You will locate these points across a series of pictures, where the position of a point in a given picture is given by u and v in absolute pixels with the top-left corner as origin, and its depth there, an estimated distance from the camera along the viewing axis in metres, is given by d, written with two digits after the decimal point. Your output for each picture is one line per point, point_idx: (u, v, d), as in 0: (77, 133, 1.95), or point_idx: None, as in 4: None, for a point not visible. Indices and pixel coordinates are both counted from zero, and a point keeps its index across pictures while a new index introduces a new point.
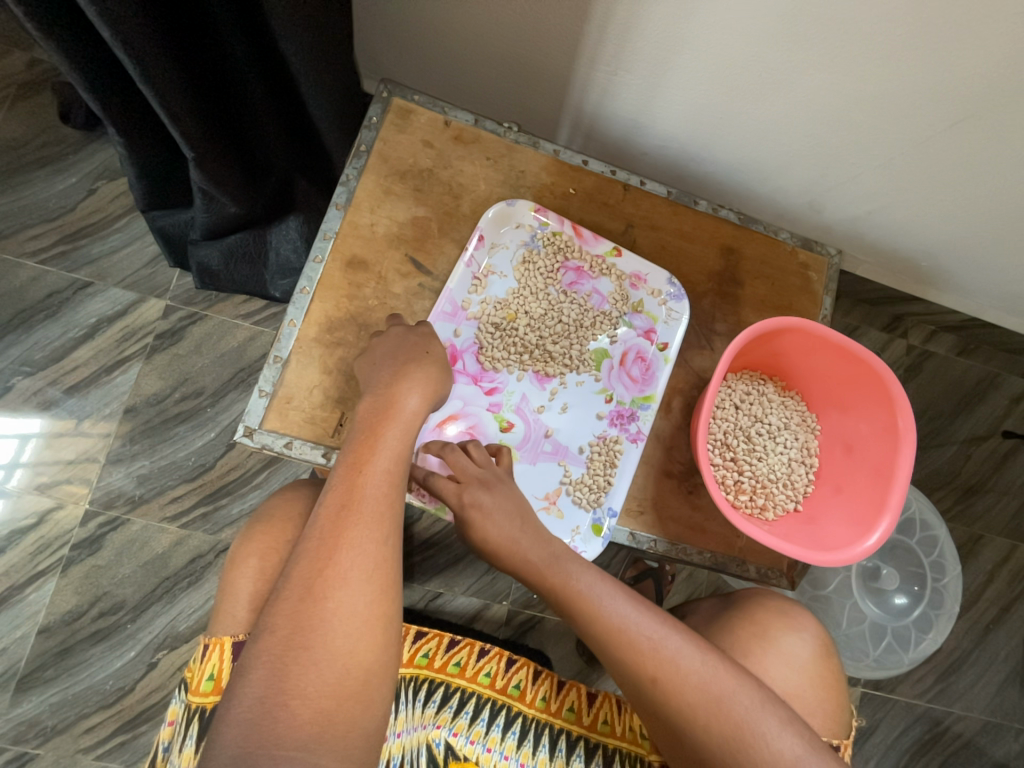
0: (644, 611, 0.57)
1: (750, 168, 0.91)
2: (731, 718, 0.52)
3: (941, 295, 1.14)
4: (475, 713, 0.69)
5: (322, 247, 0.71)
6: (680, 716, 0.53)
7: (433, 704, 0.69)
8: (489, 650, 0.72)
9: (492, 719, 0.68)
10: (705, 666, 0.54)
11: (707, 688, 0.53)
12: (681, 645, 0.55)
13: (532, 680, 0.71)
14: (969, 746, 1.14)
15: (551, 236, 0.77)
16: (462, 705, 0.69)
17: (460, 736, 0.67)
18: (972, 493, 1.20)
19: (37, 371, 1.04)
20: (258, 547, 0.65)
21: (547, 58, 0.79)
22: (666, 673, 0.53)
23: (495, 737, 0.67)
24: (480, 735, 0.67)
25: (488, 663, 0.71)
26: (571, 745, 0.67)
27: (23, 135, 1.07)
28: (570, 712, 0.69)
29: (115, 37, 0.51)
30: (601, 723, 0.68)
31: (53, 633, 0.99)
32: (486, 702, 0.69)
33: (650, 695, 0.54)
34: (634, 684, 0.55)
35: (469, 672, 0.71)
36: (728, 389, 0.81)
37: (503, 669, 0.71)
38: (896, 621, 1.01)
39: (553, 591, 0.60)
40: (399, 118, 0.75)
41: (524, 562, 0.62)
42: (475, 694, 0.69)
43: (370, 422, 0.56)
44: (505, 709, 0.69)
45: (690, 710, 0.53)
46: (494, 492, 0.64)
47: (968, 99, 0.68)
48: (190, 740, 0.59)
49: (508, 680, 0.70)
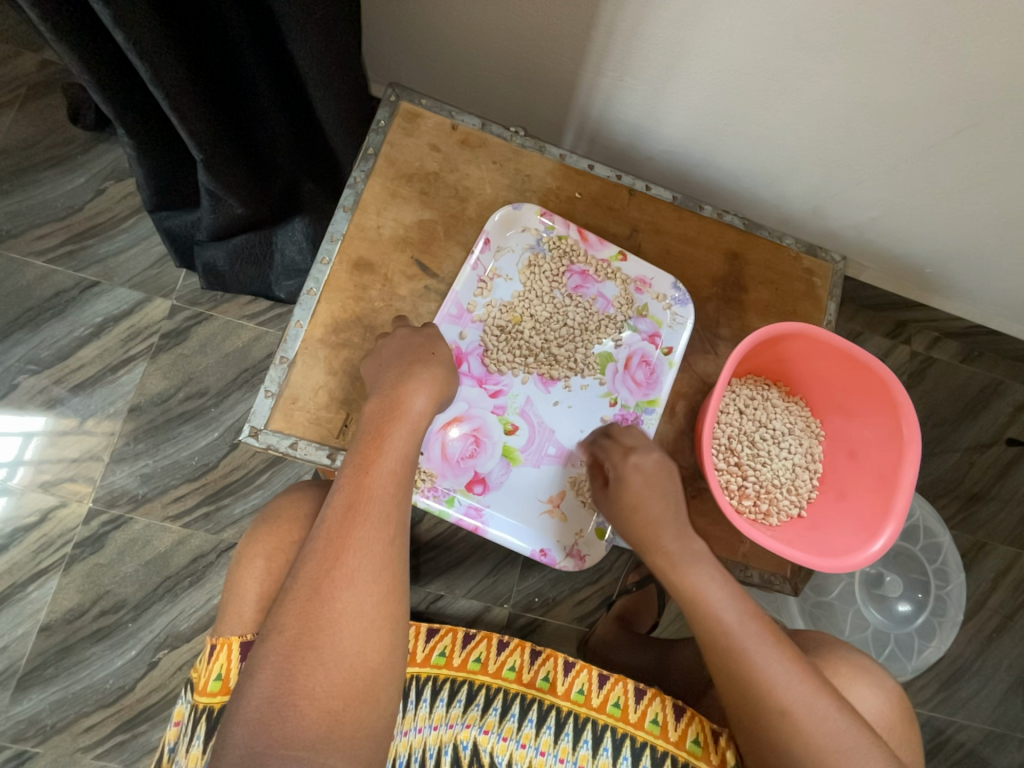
0: (778, 646, 0.57)
1: (754, 174, 0.91)
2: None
3: (944, 302, 1.15)
4: (505, 710, 0.68)
5: (329, 249, 0.71)
6: (799, 757, 0.52)
7: (458, 703, 0.69)
8: (510, 643, 0.72)
9: (524, 714, 0.67)
10: (842, 717, 0.53)
11: (839, 740, 0.52)
12: (812, 690, 0.54)
13: (563, 672, 0.69)
14: (972, 756, 1.13)
15: (557, 239, 0.77)
16: (491, 702, 0.69)
17: (492, 733, 0.67)
18: (976, 501, 1.20)
19: (42, 369, 1.04)
20: (264, 547, 0.65)
21: (553, 63, 0.79)
22: (798, 712, 0.53)
23: (530, 733, 0.66)
24: (513, 731, 0.67)
25: (511, 656, 0.71)
26: (616, 745, 0.65)
27: (32, 135, 1.08)
28: (614, 708, 0.67)
29: (128, 41, 0.52)
30: (648, 722, 0.66)
31: (54, 632, 0.99)
32: (516, 696, 0.68)
33: (773, 729, 0.53)
34: (758, 715, 0.54)
35: (492, 668, 0.70)
36: (733, 393, 0.81)
37: (529, 662, 0.71)
38: (899, 628, 1.01)
39: (683, 594, 0.62)
40: (406, 122, 0.75)
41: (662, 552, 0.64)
42: (503, 690, 0.69)
43: (376, 423, 0.56)
44: (538, 704, 0.68)
45: (813, 755, 0.52)
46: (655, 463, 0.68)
47: (971, 108, 0.69)
48: (197, 741, 0.58)
49: (536, 674, 0.70)
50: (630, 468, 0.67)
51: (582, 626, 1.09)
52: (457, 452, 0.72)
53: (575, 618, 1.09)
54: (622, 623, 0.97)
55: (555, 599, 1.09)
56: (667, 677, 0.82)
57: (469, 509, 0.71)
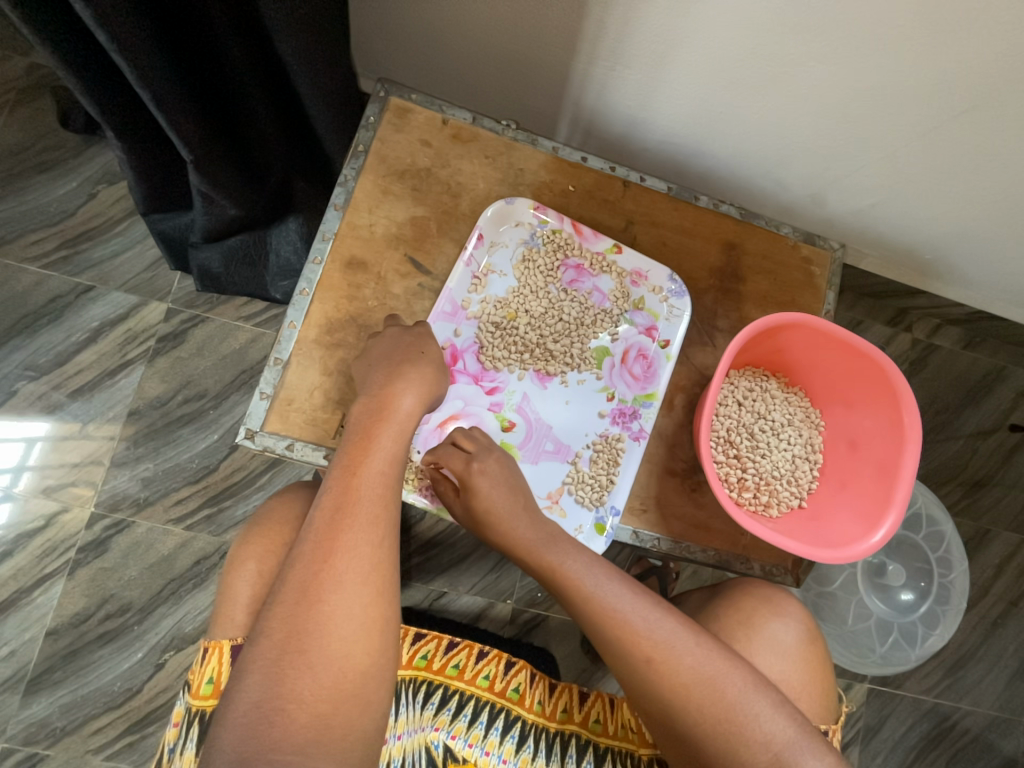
0: (638, 598, 0.58)
1: (750, 163, 0.90)
2: (728, 709, 0.52)
3: (945, 287, 1.14)
4: (474, 716, 0.68)
5: (321, 249, 0.70)
6: (676, 702, 0.54)
7: (432, 706, 0.68)
8: (488, 652, 0.72)
9: (491, 723, 0.68)
10: (702, 652, 0.55)
11: (706, 673, 0.54)
12: (675, 629, 0.56)
13: (530, 683, 0.70)
14: (977, 741, 1.13)
15: (551, 234, 0.76)
16: (461, 708, 0.68)
17: (459, 739, 0.67)
18: (979, 488, 1.20)
19: (41, 375, 1.04)
20: (255, 550, 0.65)
21: (546, 55, 0.79)
22: (661, 657, 0.54)
23: (494, 741, 0.67)
24: (479, 738, 0.67)
25: (486, 666, 0.71)
26: (566, 746, 0.67)
27: (23, 140, 1.07)
28: (563, 713, 0.69)
29: (110, 41, 0.51)
30: (592, 722, 0.69)
31: (61, 636, 0.99)
32: (485, 704, 0.68)
33: (648, 681, 0.55)
34: (632, 670, 0.55)
35: (468, 674, 0.70)
36: (731, 385, 0.80)
37: (502, 672, 0.70)
38: (902, 617, 1.01)
39: (544, 570, 0.61)
40: (396, 118, 0.74)
41: (520, 541, 0.63)
42: (474, 696, 0.69)
43: (365, 425, 0.56)
44: (504, 713, 0.68)
45: (692, 701, 0.53)
46: (498, 463, 0.66)
47: (973, 90, 0.67)
48: (191, 743, 0.59)
49: (507, 684, 0.70)
50: (474, 475, 0.64)
51: None
52: None
53: None
54: None
55: None
56: None
57: None
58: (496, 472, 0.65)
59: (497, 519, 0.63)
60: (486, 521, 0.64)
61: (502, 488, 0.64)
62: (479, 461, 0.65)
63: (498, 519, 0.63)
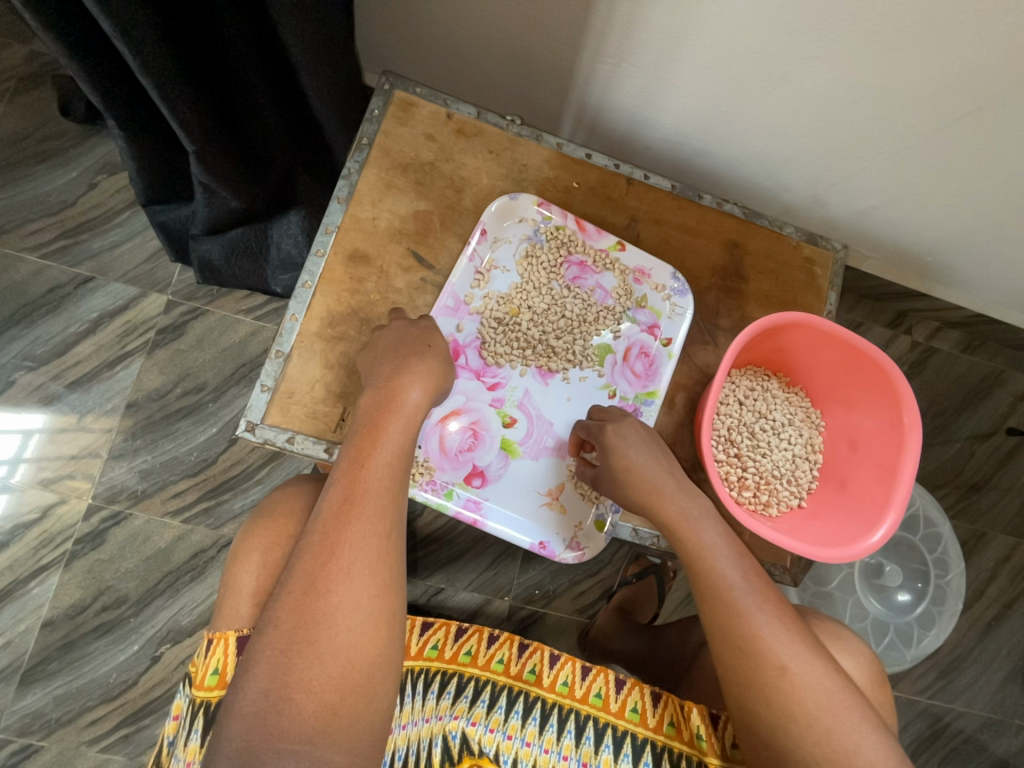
0: (778, 607, 0.56)
1: (755, 163, 0.90)
2: (845, 740, 0.50)
3: (944, 291, 1.14)
4: (492, 702, 0.67)
5: (323, 241, 0.70)
6: (794, 717, 0.51)
7: (448, 695, 0.68)
8: (499, 636, 0.73)
9: (510, 707, 0.67)
10: (831, 679, 0.52)
11: (833, 699, 0.51)
12: (810, 651, 0.54)
13: (549, 664, 0.69)
14: (970, 743, 1.14)
15: (554, 230, 0.76)
16: (478, 694, 0.68)
17: (479, 725, 0.66)
18: (975, 491, 1.20)
19: (39, 366, 1.03)
20: (258, 543, 0.64)
21: (552, 51, 0.78)
22: (796, 669, 0.52)
23: (516, 724, 0.66)
24: (500, 722, 0.66)
25: (500, 649, 0.71)
26: (599, 733, 0.65)
27: (22, 128, 1.06)
28: (597, 698, 0.66)
29: (114, 29, 0.50)
30: (629, 710, 0.66)
31: (57, 627, 0.99)
32: (502, 689, 0.68)
33: (770, 686, 0.52)
34: (757, 671, 0.53)
35: (481, 660, 0.70)
36: (732, 384, 0.80)
37: (516, 655, 0.71)
38: (898, 618, 1.01)
39: (687, 552, 0.60)
40: (400, 111, 0.74)
41: (668, 515, 0.61)
42: (491, 682, 0.69)
43: (370, 417, 0.55)
44: (523, 695, 0.67)
45: (812, 716, 0.51)
46: (640, 433, 0.67)
47: (976, 92, 0.67)
48: (195, 734, 0.58)
49: (522, 667, 0.69)
50: (613, 436, 0.65)
51: (582, 619, 1.09)
52: (455, 445, 0.71)
53: (574, 610, 1.09)
54: (621, 614, 0.97)
55: (555, 591, 1.09)
56: (658, 658, 0.84)
57: (467, 503, 0.71)
58: (635, 437, 0.66)
59: (640, 482, 0.63)
60: (627, 485, 0.64)
61: (644, 451, 0.64)
62: (615, 424, 0.67)
63: (641, 482, 0.63)
